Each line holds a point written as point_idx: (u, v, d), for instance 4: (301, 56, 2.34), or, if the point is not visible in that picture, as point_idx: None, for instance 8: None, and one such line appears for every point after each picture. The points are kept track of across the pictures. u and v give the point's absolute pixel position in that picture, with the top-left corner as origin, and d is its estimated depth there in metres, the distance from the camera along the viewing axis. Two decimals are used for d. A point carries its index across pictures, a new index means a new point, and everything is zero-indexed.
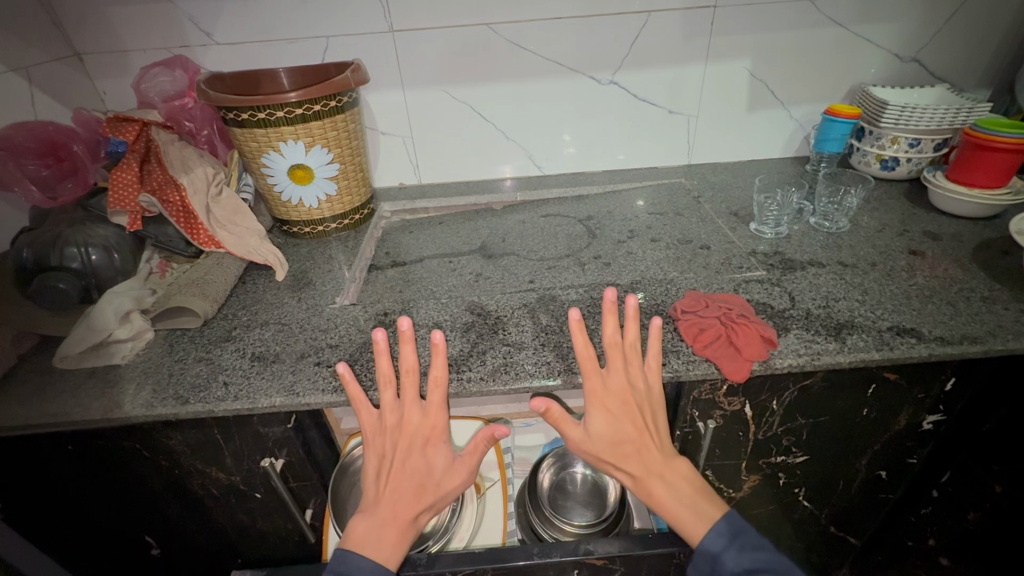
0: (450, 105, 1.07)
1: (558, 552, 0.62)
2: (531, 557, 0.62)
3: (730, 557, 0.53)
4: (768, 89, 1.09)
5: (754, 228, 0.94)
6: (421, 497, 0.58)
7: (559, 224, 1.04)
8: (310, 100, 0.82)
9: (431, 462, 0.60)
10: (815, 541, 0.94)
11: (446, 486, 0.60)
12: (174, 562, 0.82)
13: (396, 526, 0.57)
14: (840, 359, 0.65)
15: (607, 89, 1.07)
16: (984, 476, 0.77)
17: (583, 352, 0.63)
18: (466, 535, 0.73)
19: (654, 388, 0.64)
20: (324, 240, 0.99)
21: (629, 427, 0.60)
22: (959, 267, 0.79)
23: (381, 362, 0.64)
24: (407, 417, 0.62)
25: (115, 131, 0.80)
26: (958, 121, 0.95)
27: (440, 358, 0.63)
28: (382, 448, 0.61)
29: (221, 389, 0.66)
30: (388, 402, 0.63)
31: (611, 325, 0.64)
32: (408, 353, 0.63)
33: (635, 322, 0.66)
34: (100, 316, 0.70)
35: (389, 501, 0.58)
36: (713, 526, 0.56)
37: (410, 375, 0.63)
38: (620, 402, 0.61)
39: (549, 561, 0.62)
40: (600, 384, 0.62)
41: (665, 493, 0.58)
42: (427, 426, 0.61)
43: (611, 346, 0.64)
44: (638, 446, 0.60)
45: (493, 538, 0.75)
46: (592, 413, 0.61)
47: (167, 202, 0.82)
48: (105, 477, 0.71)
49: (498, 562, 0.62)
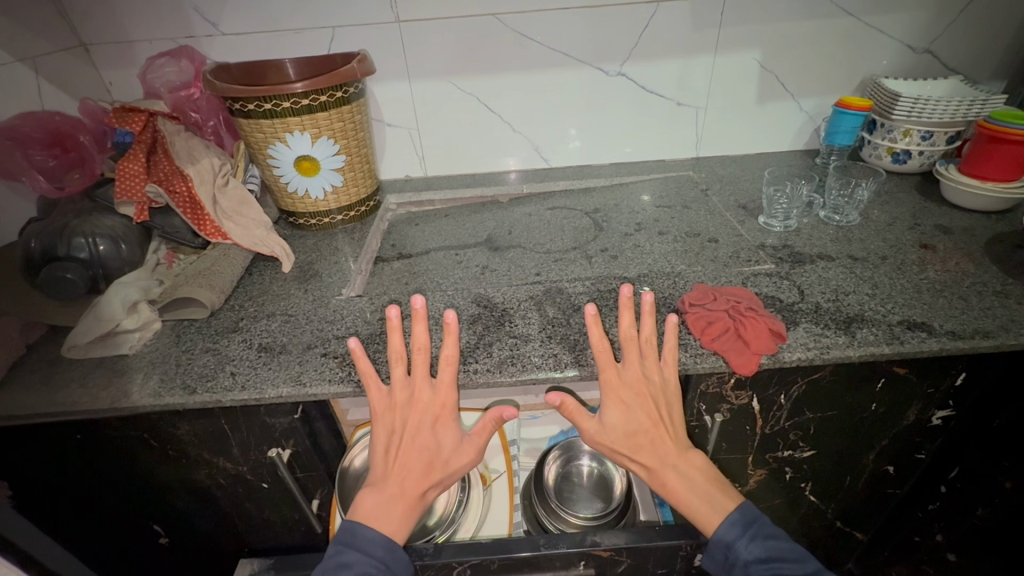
0: (456, 96, 1.06)
1: (565, 543, 0.62)
2: (537, 548, 0.62)
3: (744, 546, 0.54)
4: (777, 81, 1.07)
5: (763, 222, 0.93)
6: (430, 473, 0.59)
7: (565, 217, 1.03)
8: (316, 90, 0.81)
9: (441, 440, 0.61)
10: (821, 536, 0.94)
11: (455, 464, 0.61)
12: (181, 550, 0.83)
13: (404, 500, 0.57)
14: (850, 353, 0.64)
15: (614, 81, 1.06)
16: (993, 472, 0.76)
17: (597, 345, 0.63)
18: (472, 526, 0.73)
19: (671, 380, 0.64)
20: (329, 232, 0.99)
21: (642, 417, 0.61)
22: (970, 261, 0.78)
23: (394, 340, 0.64)
24: (418, 395, 0.62)
25: (122, 122, 0.81)
26: (971, 113, 0.94)
27: (452, 337, 0.63)
28: (391, 425, 0.62)
29: (228, 379, 0.66)
30: (399, 379, 0.63)
31: (627, 319, 0.65)
32: (420, 331, 0.64)
33: (651, 315, 0.66)
34: (107, 305, 0.70)
35: (398, 477, 0.59)
36: (726, 516, 0.56)
37: (421, 353, 0.64)
38: (635, 394, 0.62)
39: (555, 552, 0.62)
40: (616, 375, 0.62)
41: (677, 484, 0.58)
42: (437, 404, 0.62)
43: (626, 340, 0.65)
44: (652, 436, 0.60)
45: (499, 530, 0.75)
46: (607, 405, 0.62)
47: (173, 192, 0.82)
48: (112, 466, 0.72)
49: (503, 553, 0.62)
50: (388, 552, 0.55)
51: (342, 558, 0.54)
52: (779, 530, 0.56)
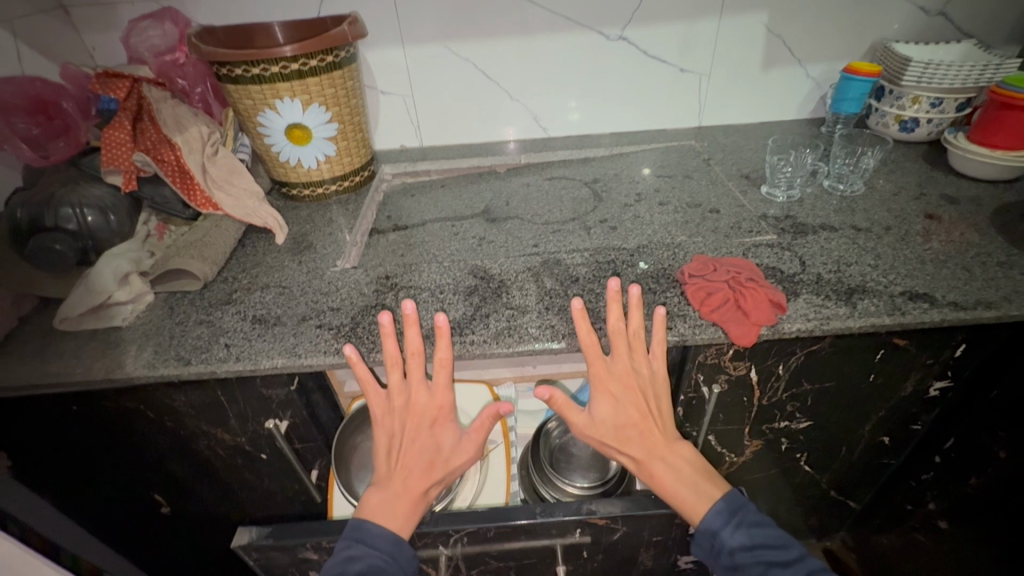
0: (451, 62, 1.03)
1: (560, 511, 0.63)
2: (534, 516, 0.62)
3: (729, 534, 0.54)
4: (784, 45, 1.04)
5: (765, 192, 0.91)
6: (431, 472, 0.60)
7: (564, 187, 1.02)
8: (306, 54, 0.78)
9: (440, 441, 0.62)
10: (813, 504, 0.96)
11: (455, 462, 0.61)
12: (184, 519, 0.84)
13: (408, 498, 0.58)
14: (851, 324, 0.64)
15: (615, 46, 1.03)
16: (989, 442, 0.76)
17: (585, 340, 0.62)
18: (469, 494, 0.74)
19: (659, 372, 0.64)
20: (324, 203, 0.97)
21: (630, 411, 0.61)
22: (975, 231, 0.77)
23: (388, 347, 0.62)
24: (415, 399, 0.63)
25: (105, 87, 0.77)
26: (984, 79, 0.91)
27: (445, 341, 0.62)
28: (392, 429, 0.62)
29: (222, 351, 0.66)
30: (396, 383, 0.63)
31: (615, 313, 0.63)
32: (413, 336, 0.62)
33: (639, 309, 0.64)
34: (98, 276, 0.69)
35: (401, 476, 0.59)
36: (712, 505, 0.56)
37: (416, 357, 0.63)
38: (623, 386, 0.62)
39: (551, 520, 0.62)
40: (603, 368, 0.62)
41: (666, 476, 0.58)
42: (434, 406, 0.62)
43: (614, 334, 0.63)
44: (640, 429, 0.61)
45: (496, 499, 0.76)
46: (597, 398, 0.61)
47: (161, 161, 0.79)
48: (107, 438, 0.72)
49: (500, 521, 0.62)
50: (394, 544, 0.55)
51: (350, 552, 0.54)
52: (766, 518, 0.56)
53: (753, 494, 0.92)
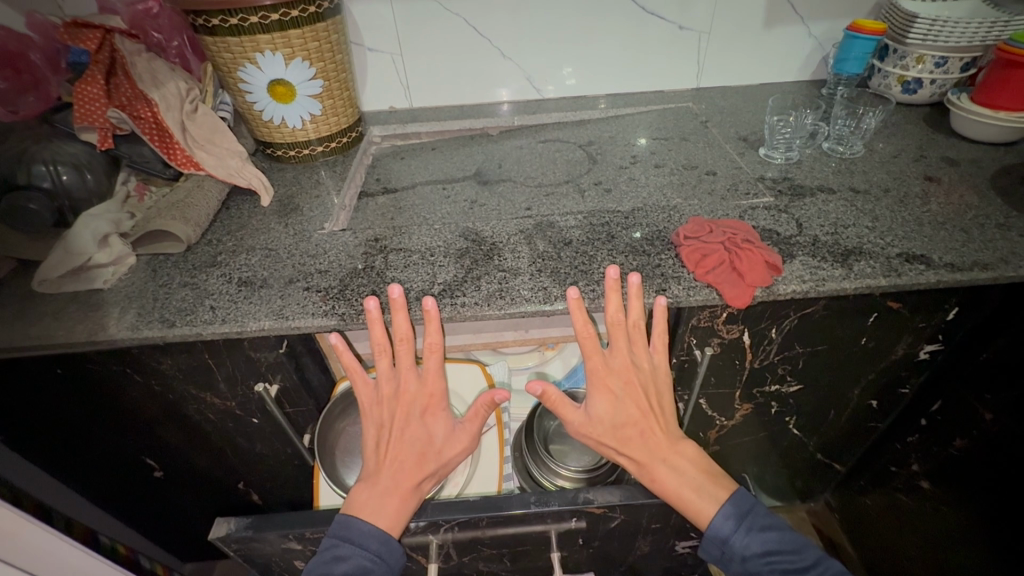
0: (441, 18, 0.98)
1: (556, 501, 0.60)
2: (528, 505, 0.60)
3: (740, 541, 0.54)
4: (787, 1, 1.00)
5: (763, 153, 0.89)
6: (422, 465, 0.59)
7: (558, 149, 0.99)
8: (286, 4, 0.74)
9: (432, 431, 0.61)
10: (800, 466, 0.98)
11: (448, 453, 0.61)
12: (177, 481, 0.85)
13: (398, 493, 0.57)
14: (846, 286, 0.63)
15: (613, 2, 0.99)
16: (974, 404, 0.76)
17: (583, 332, 0.61)
18: (459, 481, 0.74)
19: (659, 367, 0.65)
20: (310, 165, 0.94)
21: (628, 407, 0.61)
22: (975, 194, 0.76)
23: (375, 333, 0.62)
24: (404, 387, 0.63)
25: (74, 38, 0.74)
26: (990, 37, 0.88)
27: (434, 325, 0.62)
28: (381, 419, 0.62)
29: (208, 313, 0.64)
30: (384, 372, 0.63)
31: (614, 303, 0.62)
32: (401, 322, 0.62)
33: (639, 298, 0.62)
34: (77, 238, 0.67)
35: (391, 470, 0.58)
36: (721, 508, 0.55)
37: (404, 343, 0.63)
38: (622, 383, 0.62)
39: (547, 509, 0.59)
40: (602, 363, 0.62)
41: (667, 479, 0.58)
42: (425, 395, 0.63)
43: (614, 325, 0.62)
44: (640, 427, 0.60)
45: (488, 487, 0.75)
46: (594, 394, 0.61)
47: (138, 118, 0.76)
48: (91, 403, 0.71)
49: (494, 510, 0.59)
50: (382, 544, 0.54)
51: (338, 552, 0.53)
52: (774, 518, 0.56)
53: (741, 456, 0.94)
